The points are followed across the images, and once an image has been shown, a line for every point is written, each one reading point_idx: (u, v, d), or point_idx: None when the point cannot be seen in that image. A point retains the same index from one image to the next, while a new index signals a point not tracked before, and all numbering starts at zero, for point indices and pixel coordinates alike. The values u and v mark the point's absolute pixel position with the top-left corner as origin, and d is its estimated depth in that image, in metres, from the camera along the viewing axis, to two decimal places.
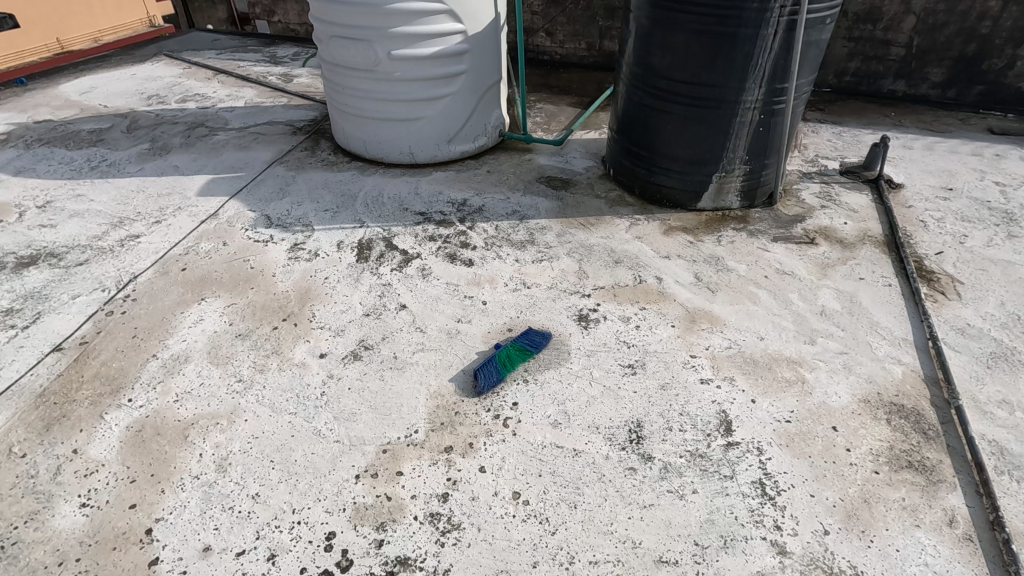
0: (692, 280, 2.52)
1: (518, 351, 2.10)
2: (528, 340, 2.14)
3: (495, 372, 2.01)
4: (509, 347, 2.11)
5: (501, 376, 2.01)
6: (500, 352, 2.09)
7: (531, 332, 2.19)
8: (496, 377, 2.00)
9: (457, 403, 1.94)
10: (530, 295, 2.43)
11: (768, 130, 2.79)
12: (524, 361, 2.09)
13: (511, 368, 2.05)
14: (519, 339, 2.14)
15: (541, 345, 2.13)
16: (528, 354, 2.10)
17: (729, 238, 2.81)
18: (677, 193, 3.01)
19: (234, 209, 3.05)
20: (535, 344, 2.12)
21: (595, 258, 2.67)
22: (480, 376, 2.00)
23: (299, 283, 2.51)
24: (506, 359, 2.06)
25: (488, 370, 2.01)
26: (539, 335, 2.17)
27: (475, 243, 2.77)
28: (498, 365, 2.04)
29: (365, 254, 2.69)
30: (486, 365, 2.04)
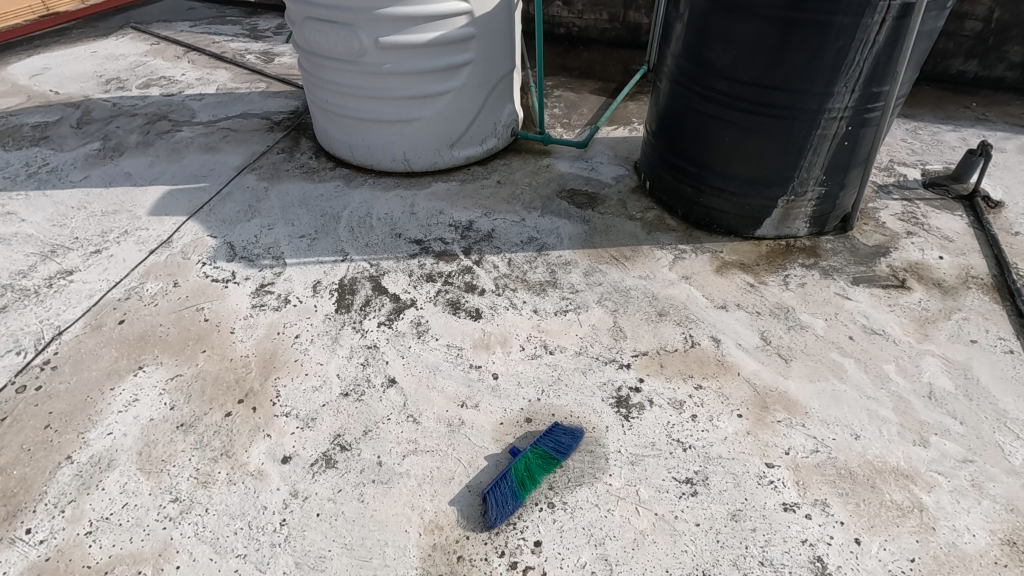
0: (758, 343, 2.00)
1: (539, 459, 1.60)
2: (552, 442, 1.64)
3: (512, 496, 1.52)
4: (529, 453, 1.60)
5: (520, 502, 1.52)
6: (518, 462, 1.58)
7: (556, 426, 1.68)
8: (514, 504, 1.51)
9: (461, 542, 1.46)
10: (553, 365, 1.92)
11: (853, 144, 2.20)
12: (548, 473, 1.60)
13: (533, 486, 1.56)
14: (540, 439, 1.64)
15: (570, 450, 1.63)
16: (553, 464, 1.61)
17: (799, 280, 2.26)
18: (730, 218, 2.45)
19: (191, 235, 2.52)
20: (563, 449, 1.62)
21: (633, 308, 2.14)
22: (492, 503, 1.50)
23: (263, 345, 2.00)
24: (524, 473, 1.57)
25: (504, 494, 1.52)
26: (568, 432, 1.67)
27: (483, 285, 2.24)
28: (517, 484, 1.54)
29: (347, 301, 2.18)
30: (500, 482, 1.54)
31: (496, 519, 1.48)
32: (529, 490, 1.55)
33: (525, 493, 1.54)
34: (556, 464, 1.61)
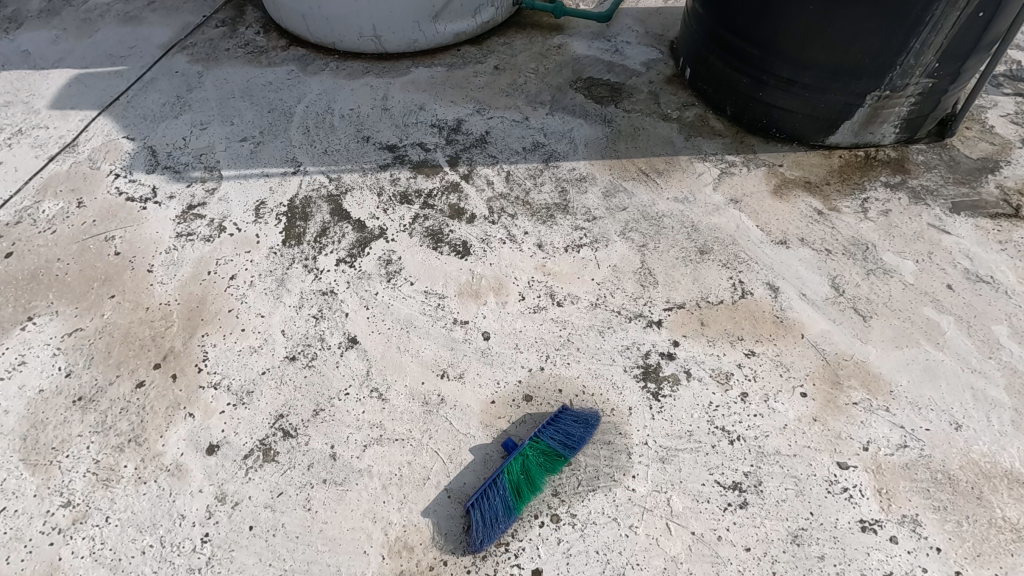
0: (829, 293, 1.54)
1: (541, 455, 1.22)
2: (558, 432, 1.24)
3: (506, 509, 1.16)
4: (527, 449, 1.21)
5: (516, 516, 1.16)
6: (514, 462, 1.19)
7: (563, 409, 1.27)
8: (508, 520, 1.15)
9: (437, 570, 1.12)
10: (561, 322, 1.48)
11: (989, 17, 1.57)
12: (551, 473, 1.23)
13: (532, 493, 1.19)
14: (542, 427, 1.24)
15: (582, 443, 1.25)
16: (558, 461, 1.23)
17: (881, 206, 1.74)
18: (797, 120, 1.88)
19: (102, 136, 1.97)
20: (574, 443, 1.24)
21: (667, 243, 1.66)
22: (479, 520, 1.14)
23: (188, 289, 1.56)
24: (521, 476, 1.19)
25: (495, 506, 1.15)
26: (579, 417, 1.27)
27: (473, 210, 1.74)
28: (511, 493, 1.17)
29: (297, 229, 1.69)
30: (490, 490, 1.16)
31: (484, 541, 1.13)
32: (527, 499, 1.19)
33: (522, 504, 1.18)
34: (562, 461, 1.23)
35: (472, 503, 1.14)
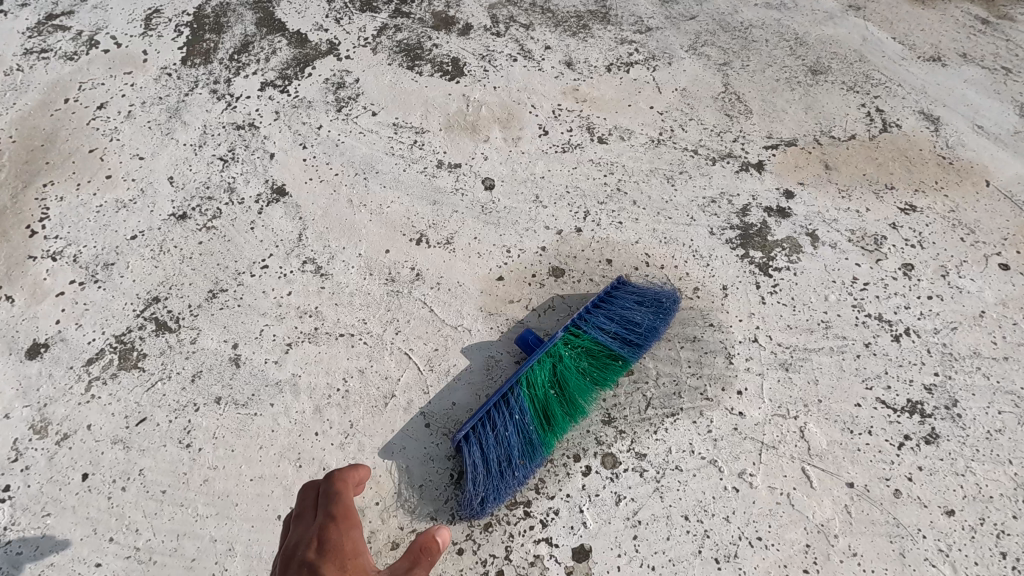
0: (1021, 125, 0.99)
1: (581, 357, 0.73)
2: (611, 321, 0.74)
3: (522, 446, 0.68)
4: (558, 347, 0.72)
5: (541, 460, 0.67)
6: (535, 367, 0.70)
7: (619, 285, 0.77)
8: (527, 468, 0.67)
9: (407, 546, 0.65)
10: (605, 166, 0.95)
11: None
12: (600, 388, 0.73)
13: (570, 421, 0.70)
14: (584, 311, 0.74)
15: (653, 339, 0.74)
16: (613, 368, 0.73)
17: None
18: None
19: None
20: (638, 337, 0.73)
21: (762, 59, 1.09)
22: (476, 464, 0.66)
23: (31, 121, 1.01)
24: (547, 389, 0.71)
25: (504, 443, 0.67)
26: (648, 296, 0.76)
27: (469, 19, 1.17)
28: (533, 418, 0.69)
29: (204, 42, 1.13)
30: (495, 414, 0.68)
31: (483, 503, 0.64)
32: (560, 431, 0.69)
33: (551, 437, 0.69)
34: (621, 370, 0.73)
35: (463, 437, 0.66)
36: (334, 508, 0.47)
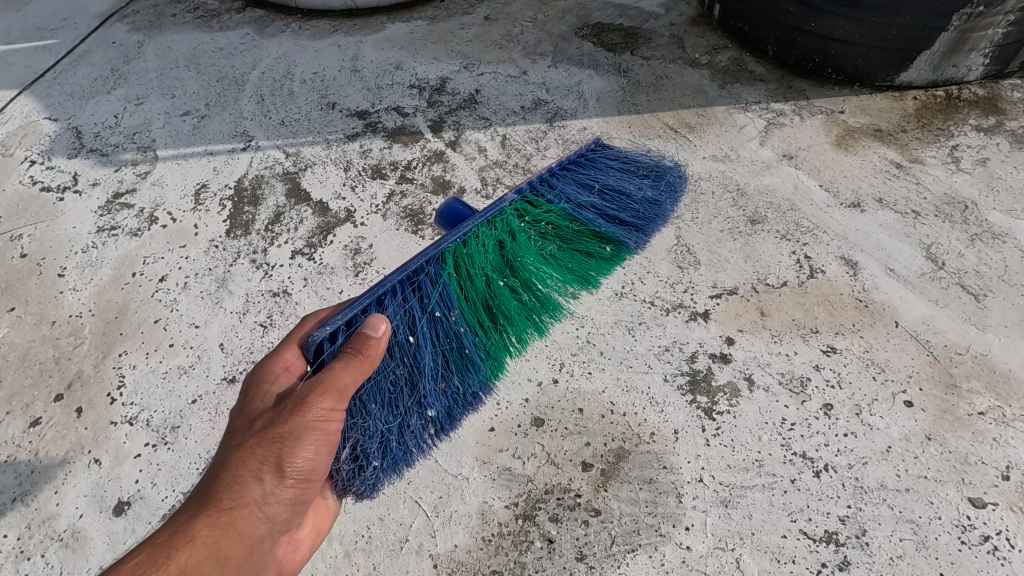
0: (926, 267, 1.18)
1: (561, 251, 1.15)
2: (595, 210, 1.19)
3: (448, 379, 0.99)
4: (513, 233, 1.11)
5: (476, 386, 1.01)
6: (474, 250, 1.06)
7: (602, 176, 1.22)
8: (451, 384, 0.98)
9: (301, 517, 0.81)
10: (578, 320, 1.14)
11: None
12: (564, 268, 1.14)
13: (523, 291, 1.09)
14: (563, 212, 1.16)
15: (630, 239, 1.18)
16: (592, 256, 1.17)
17: (975, 155, 1.39)
18: (861, 53, 1.52)
19: (20, 118, 1.66)
20: (613, 231, 1.17)
21: (710, 213, 1.30)
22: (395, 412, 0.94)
23: (106, 295, 1.24)
24: (529, 290, 1.10)
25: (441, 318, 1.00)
26: (622, 202, 1.21)
27: (461, 183, 1.40)
28: (474, 343, 1.02)
29: (244, 215, 1.37)
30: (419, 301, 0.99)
31: (393, 451, 0.92)
32: (514, 299, 1.08)
33: (500, 355, 1.04)
34: (587, 254, 1.15)
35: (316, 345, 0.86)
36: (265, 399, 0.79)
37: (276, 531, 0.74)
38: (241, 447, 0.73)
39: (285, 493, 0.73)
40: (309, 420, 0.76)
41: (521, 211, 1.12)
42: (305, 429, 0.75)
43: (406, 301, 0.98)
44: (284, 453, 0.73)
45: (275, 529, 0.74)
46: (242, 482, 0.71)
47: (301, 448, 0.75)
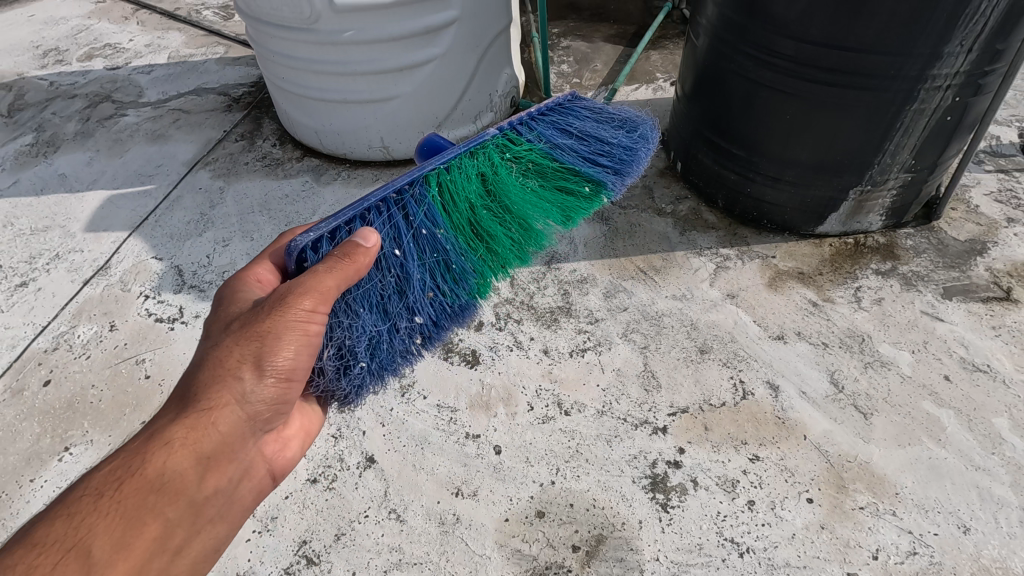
0: (829, 390, 1.58)
1: (541, 185, 1.61)
2: (573, 152, 1.64)
3: (436, 294, 1.42)
4: (491, 161, 1.53)
5: (463, 299, 1.47)
6: (454, 171, 1.48)
7: (582, 124, 1.68)
8: (437, 300, 1.42)
9: (287, 411, 1.16)
10: (569, 432, 1.53)
11: (959, 117, 1.67)
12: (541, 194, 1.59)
13: (503, 210, 1.53)
14: (543, 151, 1.61)
15: (606, 181, 1.63)
16: (570, 193, 1.63)
17: (873, 295, 1.82)
18: (786, 211, 1.98)
19: (132, 257, 2.11)
20: (590, 170, 1.62)
21: (669, 343, 1.72)
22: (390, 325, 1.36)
23: None
24: (520, 231, 1.54)
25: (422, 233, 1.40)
26: (599, 144, 1.67)
27: (480, 317, 1.83)
28: (462, 263, 1.45)
29: None
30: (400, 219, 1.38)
31: (387, 365, 1.36)
32: (487, 206, 1.51)
33: (488, 277, 1.50)
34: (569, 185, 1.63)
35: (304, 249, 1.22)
36: (250, 307, 1.12)
37: (256, 423, 1.10)
38: (230, 344, 1.06)
39: (263, 397, 1.08)
40: (291, 317, 1.07)
41: (503, 147, 1.57)
42: (286, 329, 1.07)
43: (392, 218, 1.37)
44: (262, 352, 1.06)
45: (255, 421, 1.10)
46: (227, 381, 1.04)
47: (278, 349, 1.07)
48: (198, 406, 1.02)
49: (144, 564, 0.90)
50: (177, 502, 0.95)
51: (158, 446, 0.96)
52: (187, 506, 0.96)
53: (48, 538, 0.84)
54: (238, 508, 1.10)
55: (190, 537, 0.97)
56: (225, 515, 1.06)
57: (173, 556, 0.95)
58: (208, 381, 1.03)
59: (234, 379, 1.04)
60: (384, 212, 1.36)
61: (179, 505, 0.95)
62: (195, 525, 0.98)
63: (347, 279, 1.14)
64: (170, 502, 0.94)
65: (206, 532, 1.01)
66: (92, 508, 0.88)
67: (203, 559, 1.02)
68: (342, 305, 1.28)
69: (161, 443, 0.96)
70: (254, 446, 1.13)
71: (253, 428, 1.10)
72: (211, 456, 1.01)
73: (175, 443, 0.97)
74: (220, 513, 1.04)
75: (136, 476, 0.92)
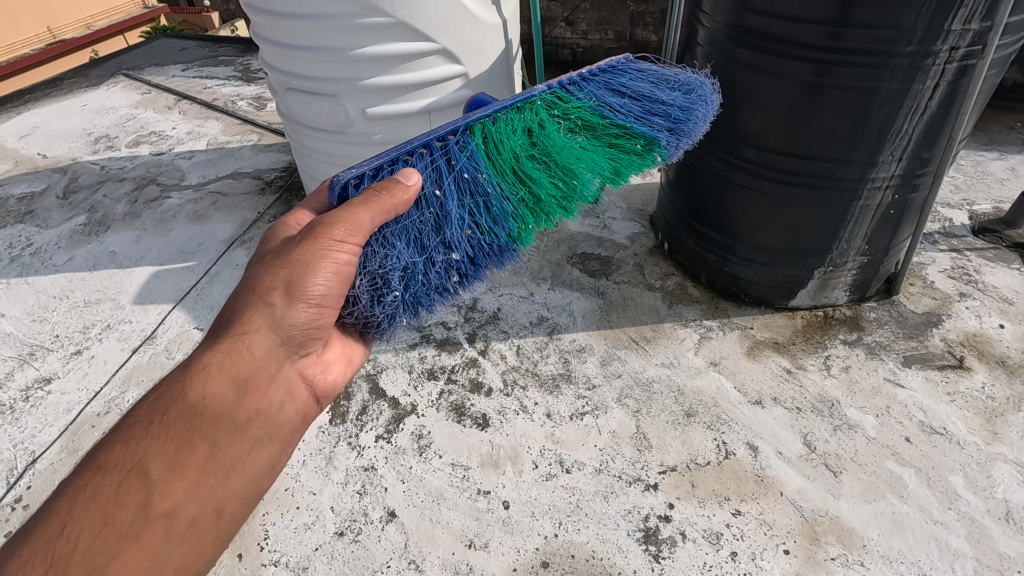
0: (802, 450, 1.77)
1: (589, 141, 1.57)
2: (626, 110, 1.60)
3: (473, 232, 1.44)
4: (540, 117, 1.52)
5: (502, 241, 1.48)
6: (503, 121, 1.47)
7: (634, 84, 1.65)
8: (475, 238, 1.45)
9: (320, 335, 1.33)
10: (570, 488, 1.71)
11: (900, 210, 1.96)
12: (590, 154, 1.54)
13: (549, 162, 1.50)
14: (591, 108, 1.58)
15: (658, 138, 1.60)
16: (617, 152, 1.60)
17: (841, 363, 2.03)
18: (761, 288, 2.24)
19: (177, 327, 2.35)
20: (642, 128, 1.58)
21: (659, 407, 1.92)
22: (426, 258, 1.40)
23: None
24: (566, 181, 1.52)
25: (466, 176, 1.42)
26: (652, 103, 1.63)
27: (490, 383, 2.05)
28: (502, 203, 1.45)
29: (342, 407, 2.00)
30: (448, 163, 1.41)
31: (420, 297, 1.42)
32: (533, 154, 1.50)
33: (530, 223, 1.50)
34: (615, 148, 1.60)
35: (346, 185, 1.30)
36: (292, 239, 1.26)
37: (289, 346, 1.28)
38: (262, 277, 1.23)
39: (293, 321, 1.24)
40: (324, 244, 1.20)
41: (552, 103, 1.55)
42: (319, 255, 1.20)
43: (434, 162, 1.40)
44: (292, 279, 1.21)
45: (286, 346, 1.27)
46: (259, 309, 1.21)
47: (309, 277, 1.21)
48: (234, 336, 1.20)
49: (199, 479, 1.08)
50: (220, 423, 1.13)
51: (199, 373, 1.14)
52: (230, 426, 1.14)
53: (111, 460, 1.02)
54: (284, 430, 1.28)
55: (238, 454, 1.15)
56: (273, 436, 1.24)
57: (228, 471, 1.13)
58: (243, 313, 1.21)
59: (262, 308, 1.21)
60: (427, 155, 1.39)
61: (222, 424, 1.13)
62: (241, 444, 1.16)
63: (384, 213, 1.23)
64: (214, 423, 1.12)
65: (253, 451, 1.19)
66: (144, 433, 1.06)
67: (257, 476, 1.20)
68: (379, 237, 1.32)
69: (203, 370, 1.14)
70: (291, 368, 1.31)
71: (285, 352, 1.28)
72: (246, 381, 1.19)
73: (212, 370, 1.14)
74: (266, 433, 1.23)
75: (180, 402, 1.10)
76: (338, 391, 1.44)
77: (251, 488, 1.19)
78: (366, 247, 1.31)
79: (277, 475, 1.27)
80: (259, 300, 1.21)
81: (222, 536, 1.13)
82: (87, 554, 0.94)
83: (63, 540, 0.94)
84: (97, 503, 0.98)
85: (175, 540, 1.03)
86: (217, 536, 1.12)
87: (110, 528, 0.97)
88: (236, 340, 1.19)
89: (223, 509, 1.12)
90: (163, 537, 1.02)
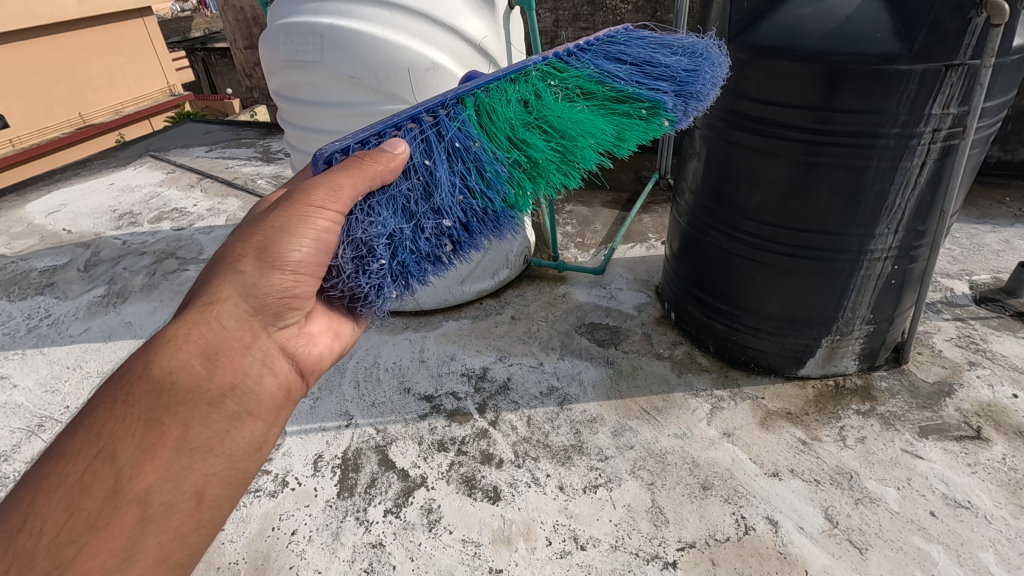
0: (824, 524, 1.72)
1: (590, 108, 1.57)
2: (629, 78, 1.60)
3: (466, 198, 1.43)
4: (537, 85, 1.53)
5: (497, 207, 1.47)
6: (496, 92, 1.48)
7: (632, 51, 1.65)
8: (467, 204, 1.43)
9: (300, 306, 1.32)
10: (585, 567, 1.64)
11: (901, 279, 2.01)
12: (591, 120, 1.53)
13: (547, 131, 1.50)
14: (590, 76, 1.58)
15: (662, 101, 1.59)
16: (620, 121, 1.59)
17: (857, 434, 2.00)
18: (772, 357, 2.25)
19: None
20: (646, 93, 1.58)
21: (674, 479, 1.88)
22: (414, 226, 1.39)
23: (254, 546, 1.77)
24: (566, 148, 1.52)
25: (461, 145, 1.42)
26: (654, 68, 1.63)
27: (501, 454, 2.02)
28: (495, 167, 1.45)
29: (350, 480, 1.97)
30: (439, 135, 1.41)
31: (409, 266, 1.40)
32: (532, 117, 1.49)
33: (527, 188, 1.51)
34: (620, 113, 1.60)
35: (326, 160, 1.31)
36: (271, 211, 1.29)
37: (263, 317, 1.28)
38: (235, 248, 1.27)
39: (267, 287, 1.24)
40: (302, 209, 1.22)
41: (550, 73, 1.56)
42: (296, 221, 1.22)
43: (423, 134, 1.39)
44: (265, 247, 1.24)
45: (260, 316, 1.27)
46: (230, 278, 1.23)
47: (281, 243, 1.23)
48: (202, 305, 1.21)
49: (169, 460, 1.07)
50: (190, 399, 1.13)
51: (165, 344, 1.15)
52: (201, 402, 1.14)
53: (75, 449, 1.02)
54: (265, 406, 1.27)
55: (213, 434, 1.14)
56: (252, 412, 1.23)
57: (204, 453, 1.12)
58: (214, 284, 1.24)
59: (233, 276, 1.23)
60: (416, 128, 1.38)
61: (193, 401, 1.13)
62: (215, 421, 1.15)
63: (367, 180, 1.25)
64: (183, 400, 1.12)
65: (230, 429, 1.17)
66: (109, 416, 1.05)
67: (240, 460, 1.18)
68: (364, 206, 1.32)
69: (169, 340, 1.15)
70: (269, 340, 1.31)
71: (260, 323, 1.28)
72: (215, 352, 1.18)
73: (179, 343, 1.15)
74: (243, 409, 1.21)
75: (145, 378, 1.10)
76: (326, 365, 1.42)
77: (233, 471, 1.17)
78: (350, 216, 1.32)
79: (264, 456, 1.25)
80: (230, 270, 1.24)
81: (205, 522, 1.12)
82: (53, 549, 0.94)
83: (27, 535, 0.93)
84: (58, 493, 0.97)
85: (148, 527, 1.02)
86: (198, 524, 1.11)
87: (77, 518, 0.96)
88: (203, 308, 1.20)
89: (204, 496, 1.11)
90: (135, 524, 1.01)
